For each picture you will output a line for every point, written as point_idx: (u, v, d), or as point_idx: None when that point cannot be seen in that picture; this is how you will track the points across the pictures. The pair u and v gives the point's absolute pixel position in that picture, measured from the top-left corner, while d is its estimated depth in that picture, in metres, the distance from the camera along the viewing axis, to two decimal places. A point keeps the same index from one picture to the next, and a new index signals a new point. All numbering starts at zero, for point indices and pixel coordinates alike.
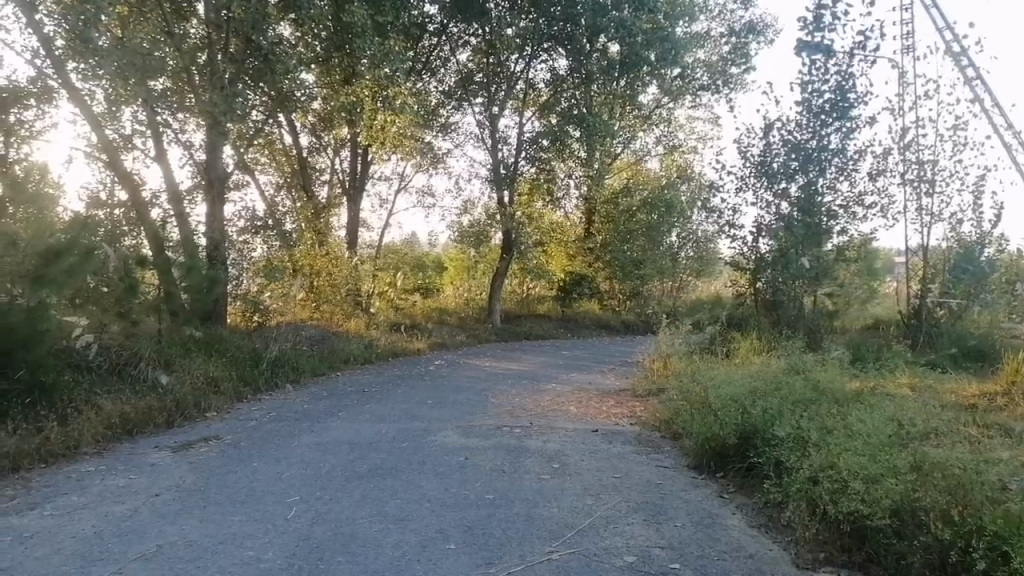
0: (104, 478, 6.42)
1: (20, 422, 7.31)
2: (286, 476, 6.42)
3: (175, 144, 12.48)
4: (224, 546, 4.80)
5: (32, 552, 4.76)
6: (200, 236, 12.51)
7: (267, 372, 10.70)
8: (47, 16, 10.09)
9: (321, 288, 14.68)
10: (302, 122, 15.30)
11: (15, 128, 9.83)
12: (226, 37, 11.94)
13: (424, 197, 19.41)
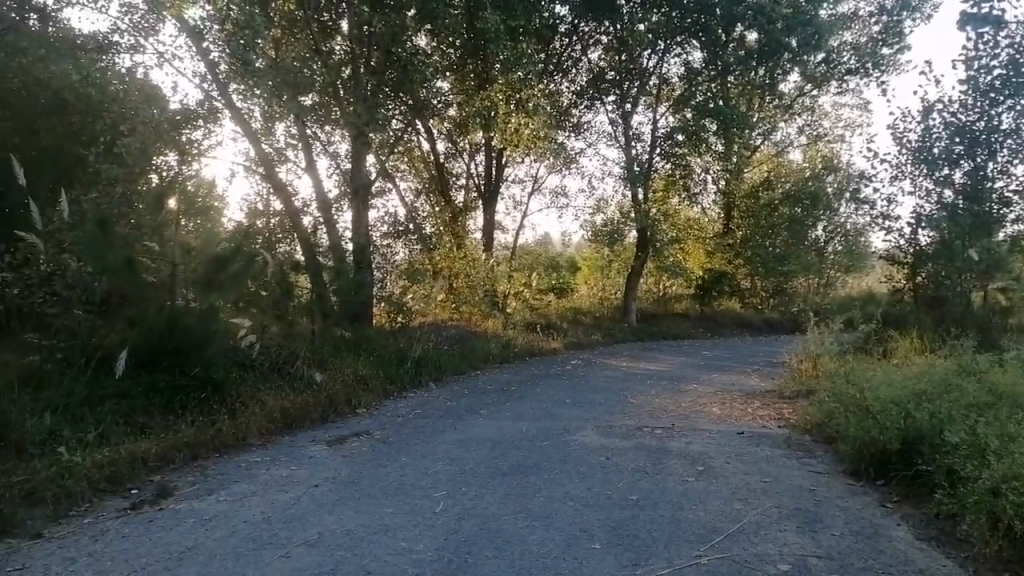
0: (269, 468, 6.91)
1: (196, 415, 7.94)
2: (432, 471, 6.63)
3: (323, 154, 13.22)
4: (379, 537, 5.02)
5: (211, 533, 5.18)
6: (347, 242, 13.17)
7: (411, 370, 11.13)
8: (213, 43, 10.97)
9: (459, 288, 15.15)
10: (439, 128, 15.71)
11: (187, 147, 10.77)
12: (369, 50, 12.54)
13: (556, 198, 19.47)
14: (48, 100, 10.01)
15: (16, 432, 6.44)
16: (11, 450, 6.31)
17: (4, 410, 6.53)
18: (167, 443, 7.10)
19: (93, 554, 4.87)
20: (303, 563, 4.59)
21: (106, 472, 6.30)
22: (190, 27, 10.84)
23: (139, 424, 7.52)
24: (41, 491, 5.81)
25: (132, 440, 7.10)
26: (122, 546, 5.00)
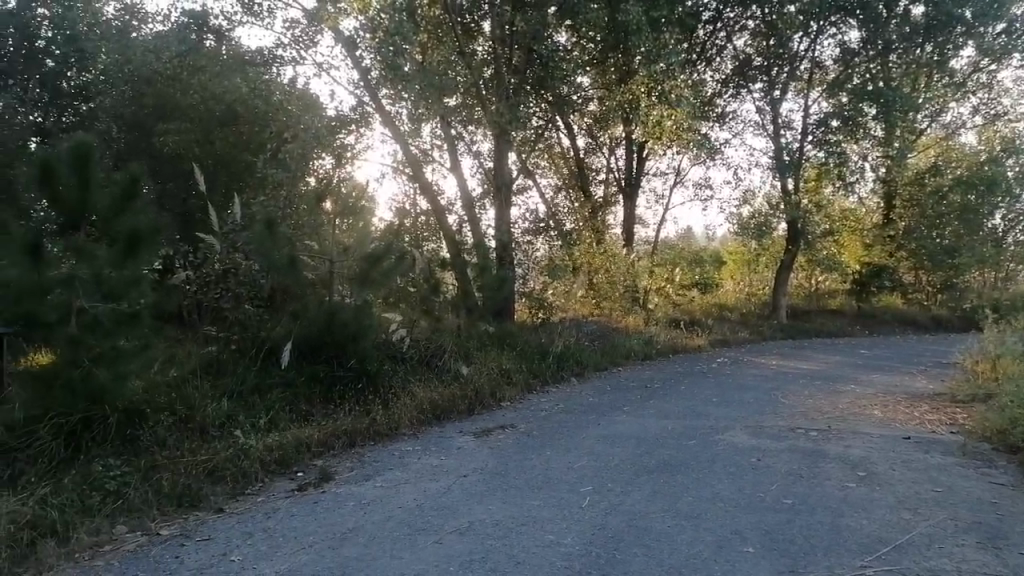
0: (421, 457, 7.19)
1: (353, 404, 8.42)
2: (577, 466, 6.65)
3: (467, 154, 13.58)
4: (526, 528, 5.09)
5: (370, 517, 5.47)
6: (490, 239, 13.43)
7: (554, 365, 11.22)
8: (364, 50, 11.55)
9: (599, 285, 15.06)
10: (578, 123, 15.66)
11: (346, 151, 11.43)
12: (511, 50, 12.81)
13: (700, 190, 18.92)
14: (222, 111, 11.14)
15: (199, 415, 7.09)
16: (195, 431, 6.96)
17: (189, 395, 7.21)
18: (328, 429, 7.56)
19: (267, 529, 5.27)
20: (455, 549, 4.74)
21: (276, 455, 6.80)
22: (345, 37, 11.49)
23: (303, 412, 8.07)
24: (221, 470, 6.37)
25: (297, 426, 7.63)
26: (291, 524, 5.38)
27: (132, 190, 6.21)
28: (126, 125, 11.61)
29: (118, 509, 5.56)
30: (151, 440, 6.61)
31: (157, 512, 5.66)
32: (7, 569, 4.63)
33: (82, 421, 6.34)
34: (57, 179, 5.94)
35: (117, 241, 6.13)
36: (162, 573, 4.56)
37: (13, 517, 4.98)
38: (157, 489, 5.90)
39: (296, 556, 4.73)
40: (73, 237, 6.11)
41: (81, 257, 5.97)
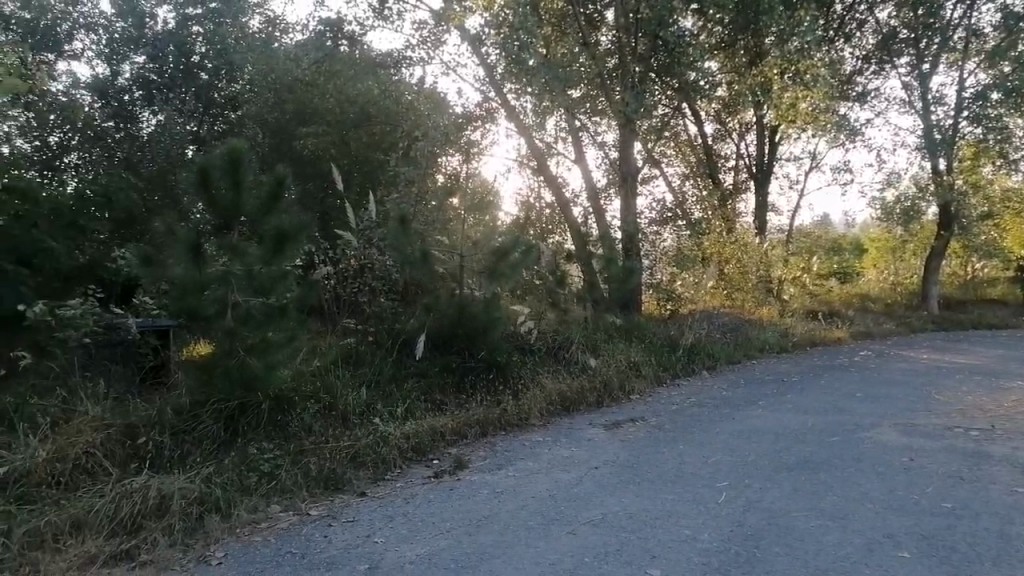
0: (551, 448, 7.23)
1: (483, 395, 8.59)
2: (712, 461, 6.46)
3: (592, 145, 13.49)
4: (660, 522, 5.01)
5: (503, 505, 5.55)
6: (615, 230, 13.23)
7: (684, 358, 10.98)
8: (490, 47, 11.75)
9: (731, 275, 14.36)
10: (706, 109, 15.15)
11: (473, 146, 11.60)
12: (635, 39, 12.52)
13: (838, 174, 17.91)
14: (356, 113, 11.70)
15: (341, 403, 7.41)
16: (338, 419, 7.30)
17: (331, 384, 7.55)
18: (461, 419, 7.75)
19: (405, 514, 5.47)
20: (589, 541, 4.73)
21: (412, 443, 7.04)
22: (470, 35, 11.72)
23: (436, 402, 8.32)
24: (362, 456, 6.66)
25: (432, 416, 7.87)
26: (429, 509, 5.55)
27: (278, 192, 6.58)
28: (270, 131, 12.31)
29: (272, 490, 5.94)
30: (299, 426, 6.99)
31: (306, 493, 6.02)
32: (180, 541, 5.06)
33: (239, 407, 6.78)
34: (213, 182, 6.39)
35: (266, 238, 6.56)
36: (313, 551, 4.83)
37: (183, 493, 5.39)
38: (306, 472, 6.25)
39: (435, 541, 4.87)
40: (228, 235, 6.56)
41: (234, 255, 6.43)
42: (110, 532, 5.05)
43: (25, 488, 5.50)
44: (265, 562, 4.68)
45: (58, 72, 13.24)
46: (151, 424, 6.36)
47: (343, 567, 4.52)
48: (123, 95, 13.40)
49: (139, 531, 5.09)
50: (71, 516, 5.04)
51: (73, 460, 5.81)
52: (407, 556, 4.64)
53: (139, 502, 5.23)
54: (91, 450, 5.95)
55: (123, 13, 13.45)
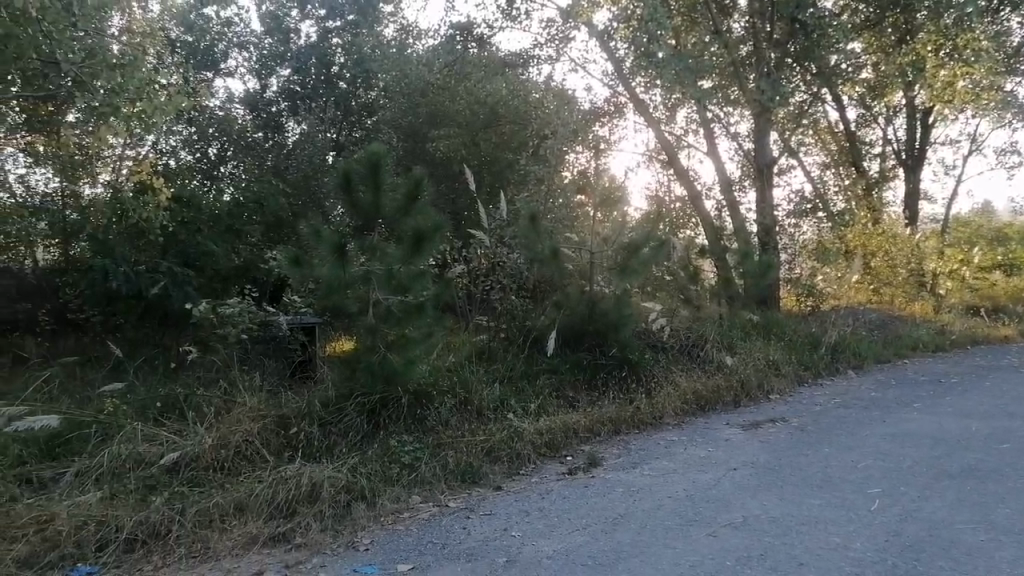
0: (687, 448, 7.06)
1: (616, 392, 8.50)
2: (862, 466, 6.08)
3: (724, 136, 13.06)
4: (807, 528, 4.77)
5: (640, 504, 5.48)
6: (751, 224, 12.78)
7: (827, 357, 10.41)
8: (619, 42, 11.63)
9: (879, 269, 13.57)
10: (849, 94, 14.25)
11: (601, 142, 11.50)
12: (771, 24, 12.09)
13: (1003, 157, 16.37)
14: (485, 115, 11.93)
15: (477, 398, 7.51)
16: (474, 413, 7.40)
17: (467, 379, 7.70)
18: (594, 417, 7.71)
19: (541, 509, 5.51)
20: (730, 544, 4.58)
21: (546, 439, 7.08)
22: (599, 31, 11.63)
23: (569, 398, 8.31)
24: (497, 450, 6.77)
25: (564, 412, 7.88)
26: (564, 505, 5.57)
27: (415, 191, 6.86)
28: (404, 134, 12.83)
29: (413, 481, 6.14)
30: (437, 420, 7.11)
31: (445, 486, 6.20)
32: (331, 526, 5.34)
33: (381, 401, 7.00)
34: (355, 184, 6.71)
35: (403, 237, 6.85)
36: (453, 541, 4.97)
37: (332, 481, 5.68)
38: (444, 465, 6.43)
39: (572, 537, 4.88)
40: (368, 235, 6.88)
41: (374, 254, 6.78)
42: (269, 514, 5.40)
43: (194, 471, 5.94)
44: (408, 550, 4.86)
45: (215, 88, 14.26)
46: (301, 415, 6.70)
47: (482, 559, 4.62)
48: (270, 107, 14.29)
49: (294, 515, 5.42)
50: (234, 498, 5.45)
51: (235, 447, 6.19)
52: (544, 551, 4.68)
53: (294, 488, 5.57)
54: (249, 438, 6.31)
55: (271, 30, 14.57)
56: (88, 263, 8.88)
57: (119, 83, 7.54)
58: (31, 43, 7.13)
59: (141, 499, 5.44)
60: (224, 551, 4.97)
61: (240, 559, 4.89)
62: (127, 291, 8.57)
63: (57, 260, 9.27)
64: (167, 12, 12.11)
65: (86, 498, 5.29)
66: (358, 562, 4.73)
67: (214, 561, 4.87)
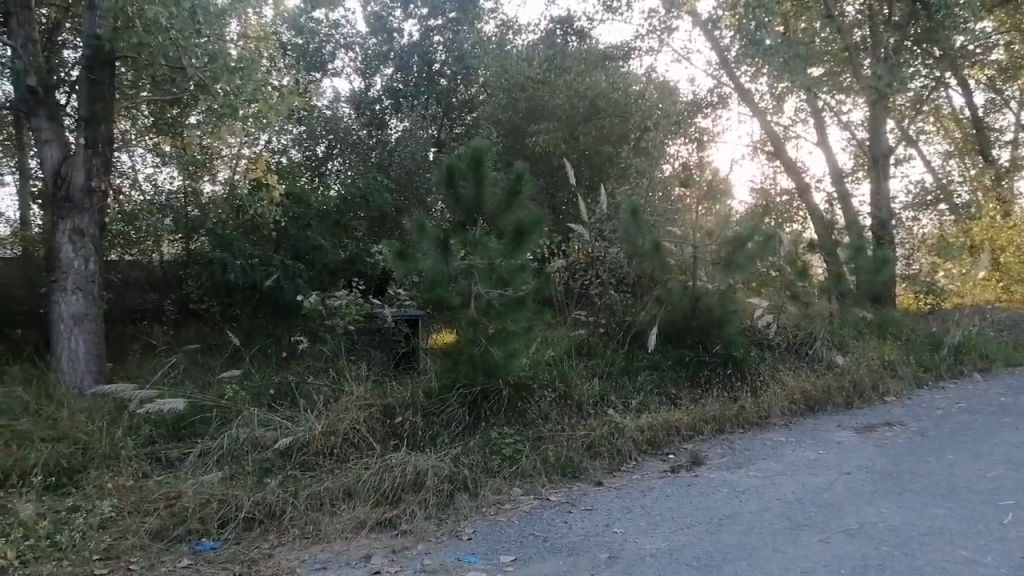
0: (795, 449, 6.80)
1: (720, 390, 8.28)
2: (991, 475, 5.68)
3: (836, 125, 12.46)
4: (930, 539, 4.50)
5: (747, 506, 5.31)
6: (864, 217, 12.16)
7: (950, 358, 9.80)
8: (724, 31, 11.30)
9: (1009, 264, 13.00)
10: (977, 77, 13.31)
11: (705, 133, 11.22)
12: (890, 6, 11.45)
13: None
14: (586, 107, 11.77)
15: (577, 393, 7.47)
16: (574, 408, 7.37)
17: (567, 373, 7.68)
18: (697, 415, 7.55)
19: (643, 506, 5.43)
20: (845, 552, 4.38)
21: (647, 436, 6.99)
22: (703, 20, 11.33)
23: (671, 395, 8.15)
24: (598, 446, 6.72)
25: (666, 409, 7.74)
26: (667, 503, 5.47)
27: (516, 186, 6.91)
28: (503, 129, 12.70)
29: (514, 473, 6.18)
30: (537, 414, 7.12)
31: (545, 479, 6.22)
32: (434, 514, 5.46)
33: (482, 393, 7.07)
34: (458, 179, 6.82)
35: (505, 231, 6.92)
36: (555, 535, 4.97)
37: (436, 471, 5.79)
38: (544, 458, 6.44)
39: (675, 536, 4.79)
40: (471, 229, 6.99)
41: (476, 248, 6.84)
42: (375, 501, 5.56)
43: (305, 456, 6.17)
44: (510, 541, 4.90)
45: (323, 88, 14.74)
46: (405, 405, 6.85)
47: (585, 554, 4.60)
48: (374, 105, 14.38)
49: (399, 503, 5.56)
50: (344, 484, 5.64)
51: (343, 434, 6.40)
52: (647, 549, 4.61)
53: (399, 477, 5.71)
54: (356, 427, 6.50)
55: (376, 31, 14.96)
56: (208, 256, 9.41)
57: (238, 85, 7.95)
58: (160, 50, 7.53)
59: (258, 481, 5.71)
60: (334, 534, 5.15)
61: (349, 542, 5.05)
62: (243, 283, 9.07)
63: (180, 254, 9.81)
64: (278, 16, 12.61)
65: (209, 478, 5.61)
66: (461, 551, 4.80)
67: (325, 542, 5.06)
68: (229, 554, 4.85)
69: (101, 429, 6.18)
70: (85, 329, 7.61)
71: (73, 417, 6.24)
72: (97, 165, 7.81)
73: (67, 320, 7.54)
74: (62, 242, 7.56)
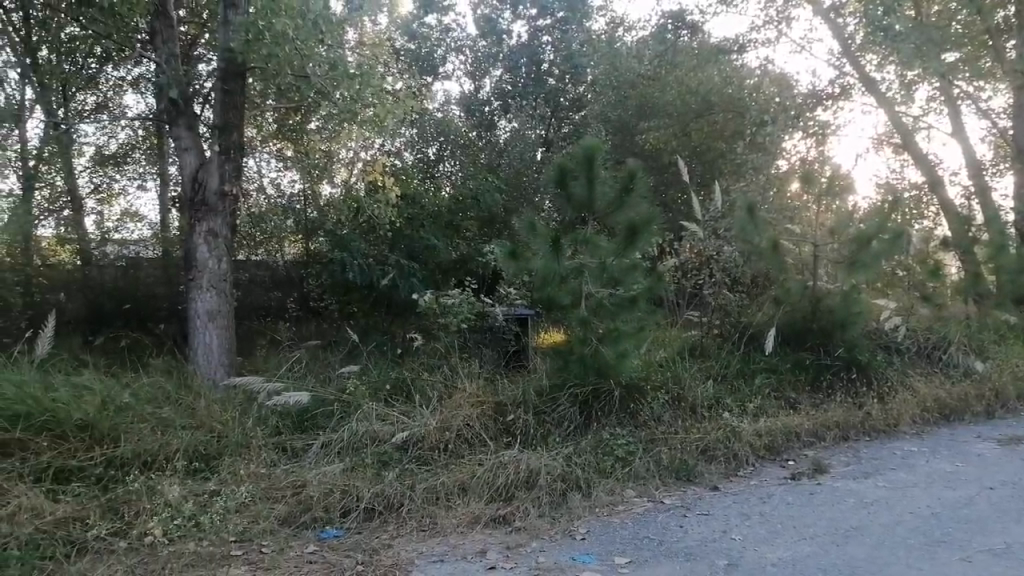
0: (929, 460, 6.39)
1: (844, 395, 7.92)
2: None
3: (974, 113, 11.60)
4: None
5: (876, 518, 5.04)
6: (1006, 212, 11.25)
7: None
8: (848, 18, 10.75)
9: None
10: None
11: (827, 127, 10.73)
12: None
13: None
14: (699, 104, 11.28)
15: (691, 395, 7.29)
16: (688, 410, 7.20)
17: (680, 374, 7.53)
18: (818, 420, 7.23)
19: (763, 514, 5.25)
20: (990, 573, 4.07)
21: (766, 441, 6.76)
22: (825, 8, 10.82)
23: (789, 399, 7.85)
24: (713, 449, 6.55)
25: (785, 414, 7.45)
26: (788, 512, 5.27)
27: (629, 184, 6.84)
28: (612, 128, 12.43)
29: (627, 474, 6.11)
30: (649, 415, 7.00)
31: (659, 482, 6.13)
32: (548, 513, 5.48)
33: (593, 393, 7.04)
34: (570, 177, 6.80)
35: (618, 230, 6.86)
36: (671, 539, 4.88)
37: (549, 469, 5.80)
38: (658, 461, 6.33)
39: (799, 546, 4.61)
40: (583, 228, 6.97)
41: (588, 247, 6.79)
42: (489, 497, 5.64)
43: (421, 451, 6.33)
44: (625, 543, 4.85)
45: (435, 92, 15.01)
46: (517, 403, 6.91)
47: (701, 560, 4.49)
48: (484, 107, 14.65)
49: (513, 500, 5.61)
50: (458, 479, 5.75)
51: (456, 430, 6.52)
52: (768, 558, 4.45)
53: (512, 474, 5.76)
54: (470, 423, 6.61)
55: (486, 34, 15.50)
56: (328, 256, 9.82)
57: (356, 91, 8.22)
58: (286, 59, 7.78)
59: (377, 473, 5.91)
60: (449, 527, 5.26)
61: (464, 536, 5.15)
62: (361, 281, 9.43)
63: (299, 255, 10.23)
64: (392, 23, 13.00)
65: (332, 469, 5.85)
66: (575, 550, 4.80)
67: (442, 535, 5.17)
68: (352, 542, 5.04)
69: (234, 419, 6.55)
70: (218, 326, 8.11)
71: (208, 406, 6.65)
72: (228, 171, 8.27)
73: (203, 317, 8.06)
74: (199, 244, 8.08)
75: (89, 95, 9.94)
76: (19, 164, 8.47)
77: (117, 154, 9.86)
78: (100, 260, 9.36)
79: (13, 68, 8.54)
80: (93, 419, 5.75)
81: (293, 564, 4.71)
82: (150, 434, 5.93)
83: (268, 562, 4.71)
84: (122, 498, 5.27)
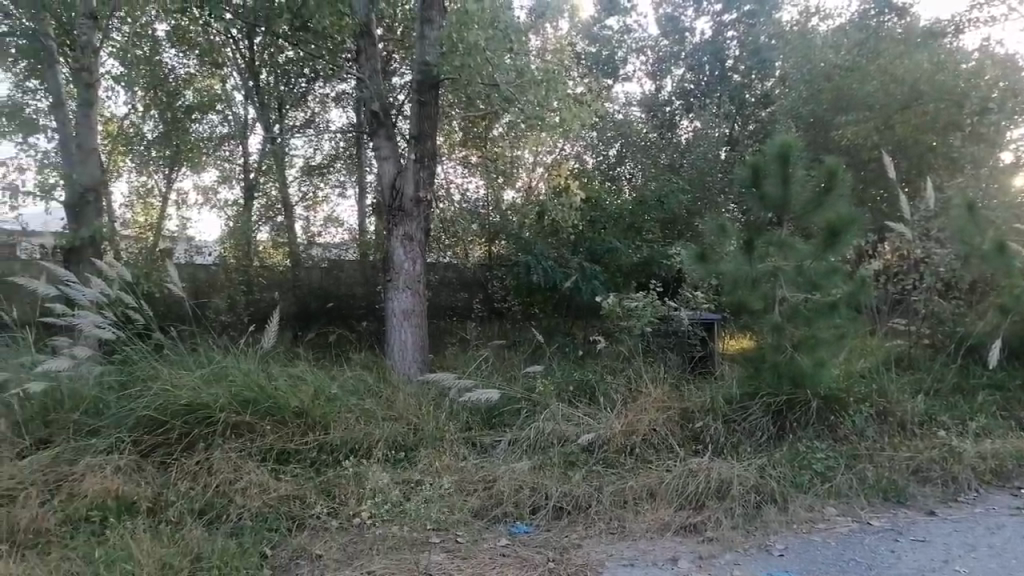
0: None
1: None
2: None
3: None
4: None
5: None
6: None
7: None
8: None
9: None
10: None
11: None
12: None
13: None
14: (905, 92, 9.98)
15: (900, 409, 6.70)
16: (896, 426, 6.63)
17: (886, 386, 6.94)
18: None
19: (992, 546, 4.70)
20: None
21: (992, 464, 6.07)
22: None
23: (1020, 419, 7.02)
24: (927, 470, 5.98)
25: (1014, 435, 6.66)
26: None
27: (829, 182, 6.44)
28: (805, 125, 11.56)
29: (828, 491, 5.73)
30: (852, 429, 6.51)
31: (864, 501, 5.69)
32: (742, 525, 5.25)
33: (788, 403, 6.65)
34: (764, 175, 6.50)
35: (816, 232, 6.47)
36: (882, 564, 4.50)
37: (742, 480, 5.57)
38: (863, 479, 5.87)
39: None
40: (776, 230, 6.64)
41: (784, 250, 6.49)
42: (678, 504, 5.51)
43: (607, 453, 6.30)
44: (828, 564, 4.54)
45: (616, 94, 14.85)
46: (706, 411, 6.68)
47: None
48: (666, 107, 14.38)
49: (704, 508, 5.45)
50: (646, 484, 5.67)
51: (642, 434, 6.43)
52: None
53: (703, 483, 5.59)
54: (656, 428, 6.49)
55: (669, 33, 15.38)
56: (512, 259, 10.08)
57: (543, 96, 8.37)
58: (479, 68, 8.03)
59: (564, 473, 5.97)
60: (639, 532, 5.20)
61: (654, 542, 5.06)
62: (545, 284, 9.60)
63: (484, 257, 10.54)
64: (573, 28, 13.07)
65: (521, 466, 5.98)
66: (774, 566, 4.56)
67: (631, 539, 5.13)
68: (543, 539, 5.12)
69: (428, 413, 6.89)
70: (413, 324, 8.59)
71: (405, 399, 7.04)
72: (423, 177, 8.72)
73: (399, 315, 8.57)
74: (396, 246, 8.58)
75: (300, 112, 10.55)
76: (241, 175, 10.20)
77: (322, 164, 10.54)
78: (307, 261, 10.17)
79: (239, 90, 10.18)
80: (307, 408, 6.27)
81: (488, 555, 4.87)
82: (355, 424, 6.39)
83: (464, 552, 4.90)
84: (333, 481, 5.72)
